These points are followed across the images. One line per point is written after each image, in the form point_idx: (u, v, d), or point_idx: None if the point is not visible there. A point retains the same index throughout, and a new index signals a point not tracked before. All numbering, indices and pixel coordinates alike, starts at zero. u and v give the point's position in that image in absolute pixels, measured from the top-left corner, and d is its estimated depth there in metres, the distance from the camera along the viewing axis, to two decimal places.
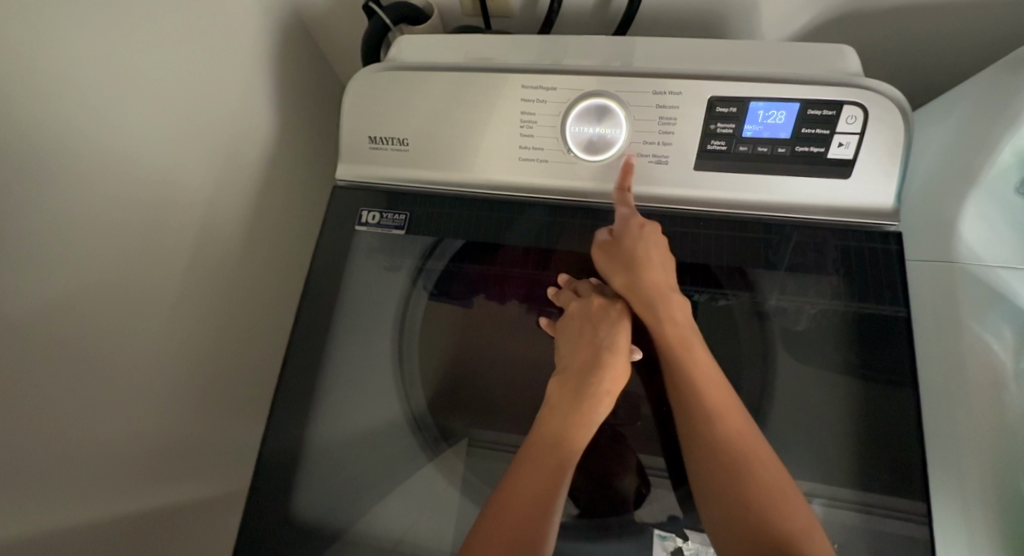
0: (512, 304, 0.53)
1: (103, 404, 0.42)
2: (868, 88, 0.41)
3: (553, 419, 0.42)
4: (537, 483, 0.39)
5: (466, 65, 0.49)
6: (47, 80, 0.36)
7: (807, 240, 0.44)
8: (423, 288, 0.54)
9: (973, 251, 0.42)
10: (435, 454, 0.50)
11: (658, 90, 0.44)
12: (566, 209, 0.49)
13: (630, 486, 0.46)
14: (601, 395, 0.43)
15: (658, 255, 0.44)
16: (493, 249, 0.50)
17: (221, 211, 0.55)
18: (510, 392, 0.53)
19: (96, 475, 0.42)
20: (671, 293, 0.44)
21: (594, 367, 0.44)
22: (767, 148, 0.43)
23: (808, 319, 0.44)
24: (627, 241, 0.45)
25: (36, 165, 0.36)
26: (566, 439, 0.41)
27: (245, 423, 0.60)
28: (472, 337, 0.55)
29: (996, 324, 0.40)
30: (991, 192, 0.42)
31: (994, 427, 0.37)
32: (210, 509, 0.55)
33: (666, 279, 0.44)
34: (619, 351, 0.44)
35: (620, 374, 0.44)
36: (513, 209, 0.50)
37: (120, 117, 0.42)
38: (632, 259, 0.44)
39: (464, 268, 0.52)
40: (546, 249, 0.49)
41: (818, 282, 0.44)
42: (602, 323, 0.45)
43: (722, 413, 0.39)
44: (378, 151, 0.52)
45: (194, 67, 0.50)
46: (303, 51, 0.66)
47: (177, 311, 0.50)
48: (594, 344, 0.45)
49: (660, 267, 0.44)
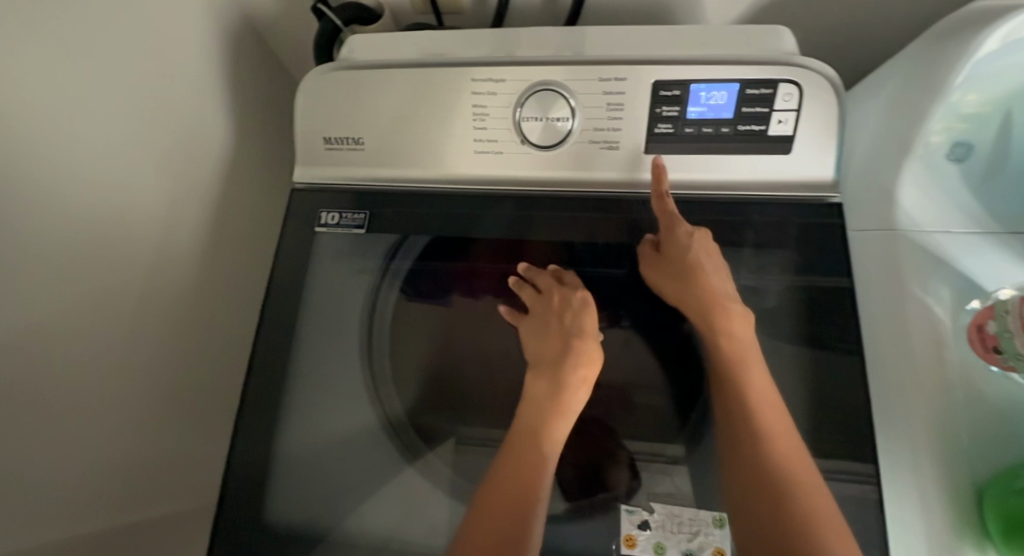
0: (485, 299, 0.55)
1: (67, 423, 0.41)
2: (801, 66, 0.43)
3: (534, 409, 0.46)
4: (524, 471, 0.43)
5: (418, 62, 0.50)
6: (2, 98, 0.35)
7: (772, 219, 0.46)
8: (394, 286, 0.55)
9: (911, 218, 0.44)
10: (417, 457, 0.52)
11: (603, 76, 0.45)
12: (537, 200, 0.50)
13: (624, 479, 0.46)
14: (575, 385, 0.46)
15: (712, 263, 0.45)
16: (466, 244, 0.51)
17: (179, 219, 0.54)
18: (488, 389, 0.56)
19: (61, 495, 0.41)
20: (733, 305, 0.44)
21: (566, 360, 0.47)
22: (711, 129, 0.45)
23: (776, 296, 0.45)
24: (680, 251, 0.45)
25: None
26: (546, 430, 0.45)
27: (210, 434, 0.59)
28: (455, 336, 0.57)
29: (936, 286, 0.42)
30: (924, 161, 0.44)
31: (937, 384, 0.39)
32: (179, 524, 0.54)
33: (724, 290, 0.45)
34: (586, 338, 0.48)
35: (590, 361, 0.47)
36: (483, 202, 0.50)
37: (73, 130, 0.42)
38: (685, 271, 0.45)
39: (432, 266, 0.53)
40: (519, 239, 0.50)
41: (781, 257, 0.45)
42: (570, 315, 0.49)
43: (766, 416, 0.41)
44: (334, 152, 0.52)
45: (145, 75, 0.49)
46: (255, 55, 0.65)
47: (137, 322, 0.49)
48: (564, 335, 0.48)
49: (717, 278, 0.45)
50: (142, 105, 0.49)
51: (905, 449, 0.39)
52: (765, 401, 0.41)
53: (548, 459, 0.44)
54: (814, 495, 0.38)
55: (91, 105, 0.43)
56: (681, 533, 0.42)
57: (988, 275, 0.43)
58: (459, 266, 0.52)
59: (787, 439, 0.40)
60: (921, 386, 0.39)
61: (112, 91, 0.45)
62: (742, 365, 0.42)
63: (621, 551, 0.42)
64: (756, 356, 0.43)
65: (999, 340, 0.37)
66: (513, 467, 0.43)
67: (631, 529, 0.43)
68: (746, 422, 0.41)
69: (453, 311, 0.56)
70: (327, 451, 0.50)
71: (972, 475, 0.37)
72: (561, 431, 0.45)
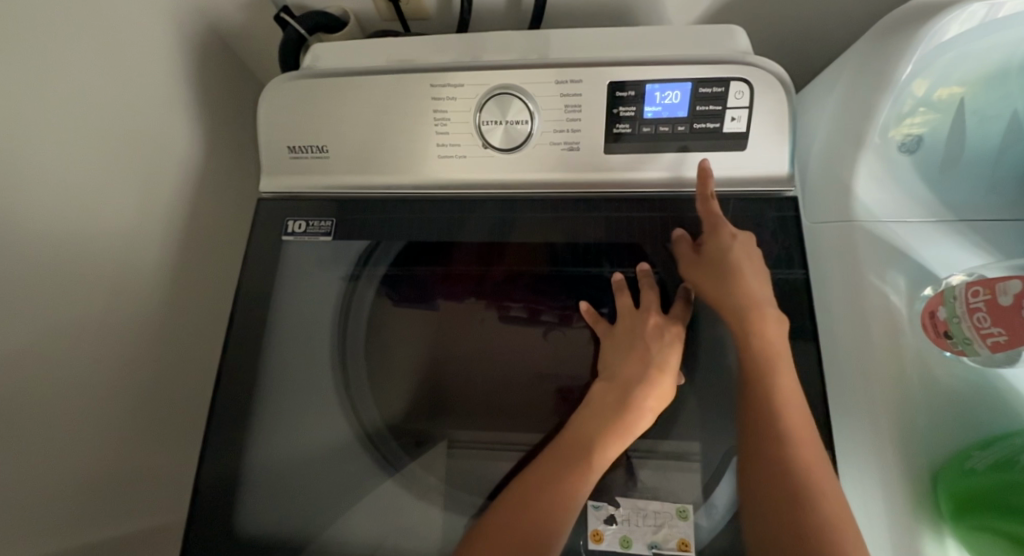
0: (468, 302, 0.54)
1: (29, 441, 0.41)
2: (753, 65, 0.44)
3: (591, 420, 0.43)
4: (569, 480, 0.40)
5: (380, 69, 0.50)
6: None
7: (742, 216, 0.47)
8: (369, 289, 0.54)
9: (868, 209, 0.45)
10: (396, 468, 0.50)
11: (560, 79, 0.46)
12: (516, 203, 0.50)
13: (618, 479, 0.44)
14: (645, 410, 0.43)
15: (750, 266, 0.43)
16: (447, 248, 0.51)
17: (146, 232, 0.54)
18: (470, 389, 0.54)
19: (28, 513, 0.40)
20: (768, 308, 0.42)
21: (642, 384, 0.43)
22: (668, 128, 0.46)
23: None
24: (719, 245, 0.44)
25: None
26: (600, 444, 0.41)
27: (180, 446, 0.59)
28: (445, 338, 0.55)
29: (893, 276, 0.43)
30: (879, 154, 0.45)
31: (892, 370, 0.40)
32: (149, 539, 0.54)
33: (762, 293, 0.43)
34: (667, 372, 0.44)
35: (666, 394, 0.44)
36: (460, 207, 0.51)
37: (34, 143, 0.41)
38: (722, 262, 0.44)
39: (415, 272, 0.53)
40: (500, 243, 0.50)
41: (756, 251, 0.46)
42: (656, 344, 0.45)
43: (793, 418, 0.38)
44: (299, 161, 0.53)
45: (108, 90, 0.49)
46: (222, 65, 0.65)
47: (105, 334, 0.49)
48: (645, 360, 0.44)
49: (756, 281, 0.43)
50: (104, 117, 0.49)
51: (864, 433, 0.40)
52: (793, 404, 0.39)
53: (595, 473, 0.41)
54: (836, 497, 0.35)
55: (50, 119, 0.43)
56: (646, 525, 0.42)
57: (942, 263, 0.44)
58: (436, 270, 0.52)
59: (811, 442, 0.37)
60: (877, 373, 0.40)
61: (72, 104, 0.45)
62: (777, 370, 0.40)
63: (589, 547, 0.42)
64: (787, 360, 0.41)
65: (949, 326, 0.38)
66: (555, 474, 0.41)
67: (598, 524, 0.43)
68: (772, 422, 0.38)
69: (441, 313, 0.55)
70: (297, 458, 0.49)
71: (927, 457, 0.38)
72: (615, 450, 0.42)
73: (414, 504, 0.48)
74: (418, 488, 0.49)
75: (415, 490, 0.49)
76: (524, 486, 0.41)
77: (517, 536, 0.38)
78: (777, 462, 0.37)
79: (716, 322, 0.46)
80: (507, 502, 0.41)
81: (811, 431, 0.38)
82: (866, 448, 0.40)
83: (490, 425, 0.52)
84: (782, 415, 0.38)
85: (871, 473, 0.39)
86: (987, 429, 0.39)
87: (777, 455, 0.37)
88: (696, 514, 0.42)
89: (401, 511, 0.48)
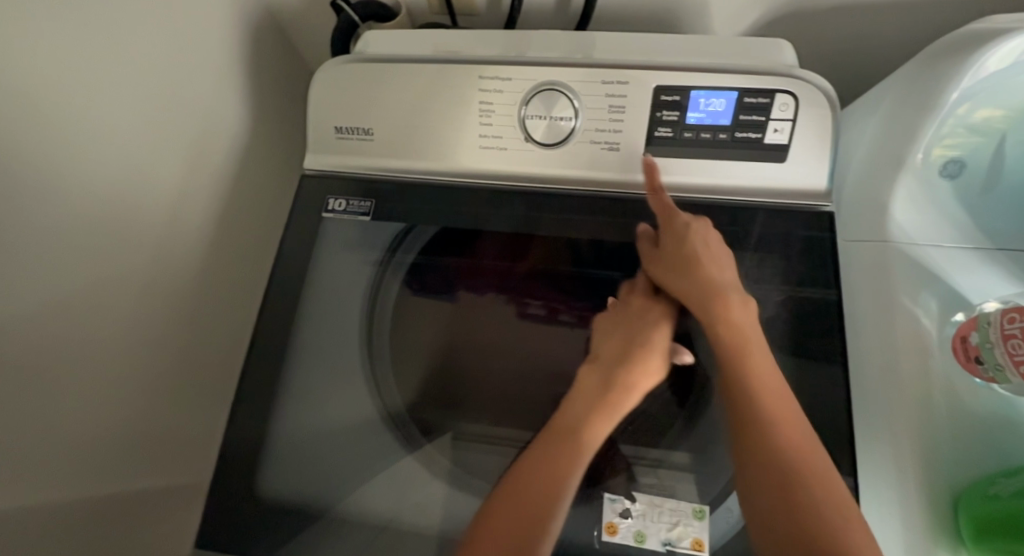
0: (490, 295, 0.57)
1: (68, 385, 0.42)
2: (801, 79, 0.45)
3: (573, 410, 0.43)
4: (552, 469, 0.39)
5: (428, 57, 0.51)
6: (31, 76, 0.38)
7: (769, 230, 0.47)
8: (395, 276, 0.56)
9: (904, 231, 0.45)
10: (412, 448, 0.51)
11: (606, 79, 0.47)
12: (545, 199, 0.51)
13: (620, 484, 0.45)
14: (631, 389, 0.44)
15: (707, 251, 0.44)
16: (474, 236, 0.52)
17: (191, 199, 0.56)
18: (490, 380, 0.57)
19: (62, 455, 0.42)
20: (729, 291, 0.42)
21: (629, 362, 0.44)
22: (709, 134, 0.46)
23: (774, 307, 0.45)
24: (675, 235, 0.45)
25: (22, 151, 0.37)
26: (581, 427, 0.41)
27: (208, 413, 0.60)
28: (466, 327, 0.59)
29: (924, 299, 0.43)
30: (919, 176, 0.45)
31: (918, 394, 0.40)
32: (173, 499, 0.55)
33: (722, 276, 0.43)
34: (652, 349, 0.45)
35: (655, 373, 0.45)
36: (493, 200, 0.52)
37: (91, 100, 0.43)
38: (681, 249, 0.45)
39: (441, 261, 0.55)
40: (526, 236, 0.51)
41: (787, 268, 0.46)
42: (642, 322, 0.46)
43: (774, 410, 0.36)
44: (344, 141, 0.54)
45: (165, 57, 0.51)
46: (274, 46, 0.68)
47: (145, 294, 0.50)
48: (630, 339, 0.45)
49: (717, 263, 0.44)
50: (156, 82, 0.50)
51: (885, 453, 0.40)
52: (771, 396, 0.37)
53: (580, 462, 0.40)
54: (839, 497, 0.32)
55: (106, 79, 0.45)
56: (661, 521, 0.43)
57: (976, 289, 0.44)
58: (463, 262, 0.54)
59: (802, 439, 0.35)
60: (905, 396, 0.40)
61: (127, 67, 0.47)
62: (747, 362, 0.38)
63: (602, 539, 0.42)
64: (760, 349, 0.39)
65: (981, 351, 0.38)
66: (539, 464, 0.39)
67: (613, 516, 0.43)
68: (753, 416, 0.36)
69: (460, 304, 0.58)
70: (319, 430, 0.50)
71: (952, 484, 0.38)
72: (598, 434, 0.42)
73: (429, 483, 0.48)
74: (436, 470, 0.49)
75: (432, 470, 0.49)
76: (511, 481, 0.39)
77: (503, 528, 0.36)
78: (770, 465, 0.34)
79: None
80: (493, 501, 0.38)
81: (801, 430, 0.35)
82: (888, 467, 0.40)
83: (507, 421, 0.53)
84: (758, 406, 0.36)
85: (892, 493, 0.39)
86: (1015, 459, 0.38)
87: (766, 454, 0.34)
88: (712, 516, 0.42)
89: (417, 491, 0.48)
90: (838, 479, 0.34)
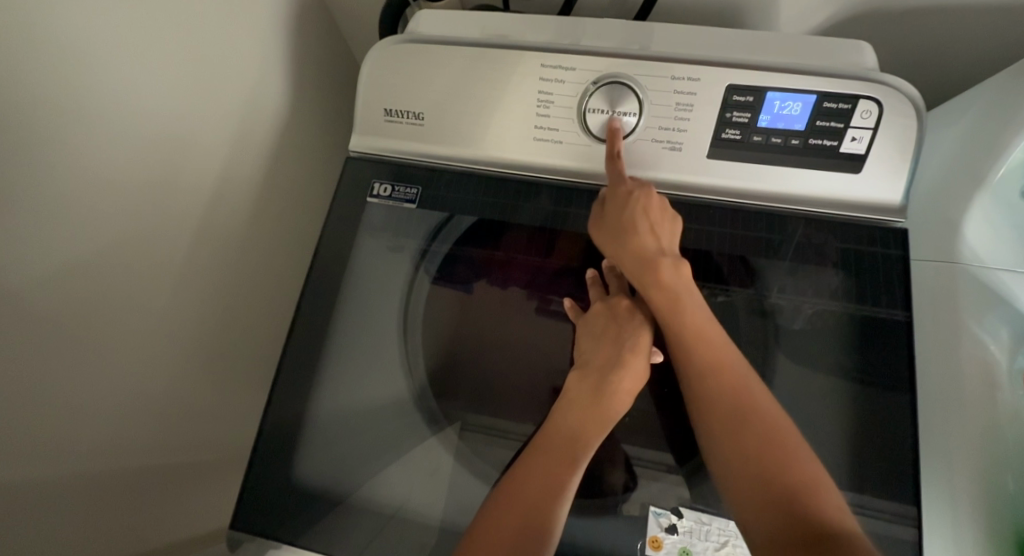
0: (513, 289, 0.54)
1: (114, 359, 0.42)
2: (886, 84, 0.42)
3: (570, 410, 0.42)
4: (550, 476, 0.39)
5: (482, 40, 0.49)
6: (87, 49, 0.37)
7: (809, 240, 0.46)
8: (426, 272, 0.55)
9: (975, 252, 0.42)
10: (436, 429, 0.51)
11: (675, 75, 0.45)
12: (582, 193, 0.50)
13: (618, 480, 0.46)
14: (621, 393, 0.43)
15: (648, 220, 0.44)
16: (500, 230, 0.52)
17: (234, 177, 0.55)
18: (507, 374, 0.53)
19: (107, 430, 0.42)
20: (661, 257, 0.43)
21: (615, 368, 0.43)
22: (781, 139, 0.45)
23: (805, 320, 0.46)
24: (636, 247, 0.44)
25: (76, 122, 0.37)
26: (579, 433, 0.41)
27: (244, 389, 0.61)
28: (481, 320, 0.56)
29: (994, 326, 0.41)
30: (998, 195, 0.43)
31: (985, 426, 0.38)
32: (211, 472, 0.56)
33: (656, 246, 0.44)
34: (639, 352, 0.44)
35: (641, 376, 0.43)
36: (524, 191, 0.51)
37: (145, 74, 0.42)
38: (644, 266, 0.43)
39: (468, 252, 0.53)
40: (551, 231, 0.50)
41: (819, 279, 0.46)
42: (627, 326, 0.45)
43: (709, 351, 0.40)
44: (392, 124, 0.53)
45: (216, 29, 0.49)
46: (317, 19, 0.66)
47: (189, 271, 0.50)
48: (616, 343, 0.44)
49: (652, 233, 0.44)
50: (208, 57, 0.49)
51: (950, 486, 0.39)
52: (707, 339, 0.40)
53: (580, 462, 0.40)
54: (836, 507, 0.33)
55: (158, 51, 0.43)
56: (708, 541, 0.42)
57: None
58: (485, 252, 0.53)
59: (750, 388, 0.38)
60: (972, 428, 0.38)
61: (182, 39, 0.45)
62: (681, 310, 0.41)
63: (646, 552, 0.43)
64: (703, 311, 0.42)
65: None
66: (536, 470, 0.39)
67: (657, 531, 0.43)
68: (691, 357, 0.40)
69: (475, 297, 0.56)
70: (355, 416, 0.50)
71: (1012, 523, 0.37)
72: (594, 439, 0.41)
73: (470, 483, 0.47)
74: (474, 468, 0.48)
75: (471, 469, 0.48)
76: (506, 486, 0.39)
77: (505, 532, 0.36)
78: (723, 406, 0.38)
79: (781, 345, 0.46)
80: (487, 513, 0.38)
81: (746, 376, 0.39)
82: (950, 500, 0.39)
83: (533, 419, 0.50)
84: (698, 346, 0.40)
85: (946, 522, 0.39)
86: None
87: (714, 395, 0.38)
88: None
89: (458, 488, 0.47)
90: (786, 420, 0.37)
